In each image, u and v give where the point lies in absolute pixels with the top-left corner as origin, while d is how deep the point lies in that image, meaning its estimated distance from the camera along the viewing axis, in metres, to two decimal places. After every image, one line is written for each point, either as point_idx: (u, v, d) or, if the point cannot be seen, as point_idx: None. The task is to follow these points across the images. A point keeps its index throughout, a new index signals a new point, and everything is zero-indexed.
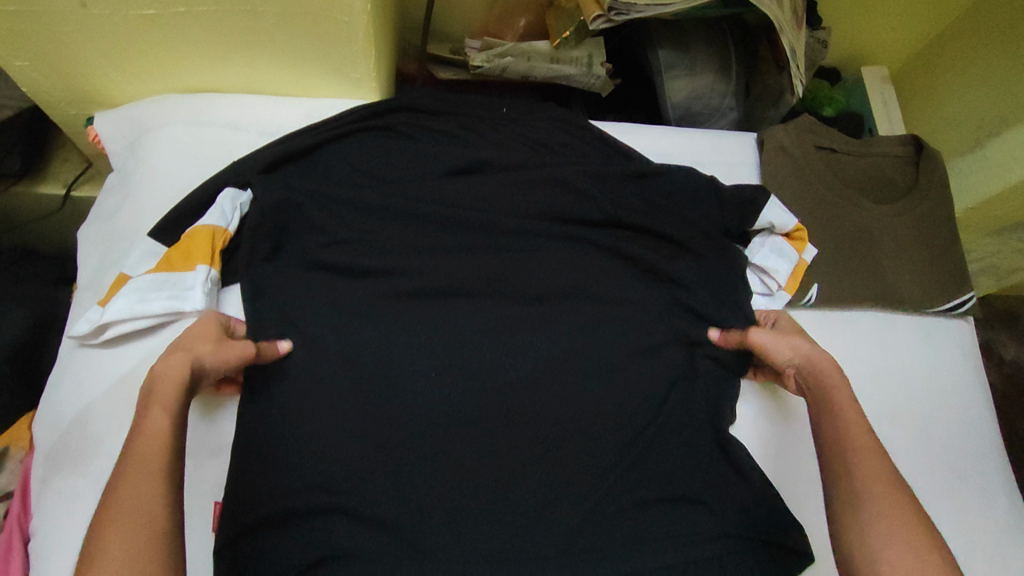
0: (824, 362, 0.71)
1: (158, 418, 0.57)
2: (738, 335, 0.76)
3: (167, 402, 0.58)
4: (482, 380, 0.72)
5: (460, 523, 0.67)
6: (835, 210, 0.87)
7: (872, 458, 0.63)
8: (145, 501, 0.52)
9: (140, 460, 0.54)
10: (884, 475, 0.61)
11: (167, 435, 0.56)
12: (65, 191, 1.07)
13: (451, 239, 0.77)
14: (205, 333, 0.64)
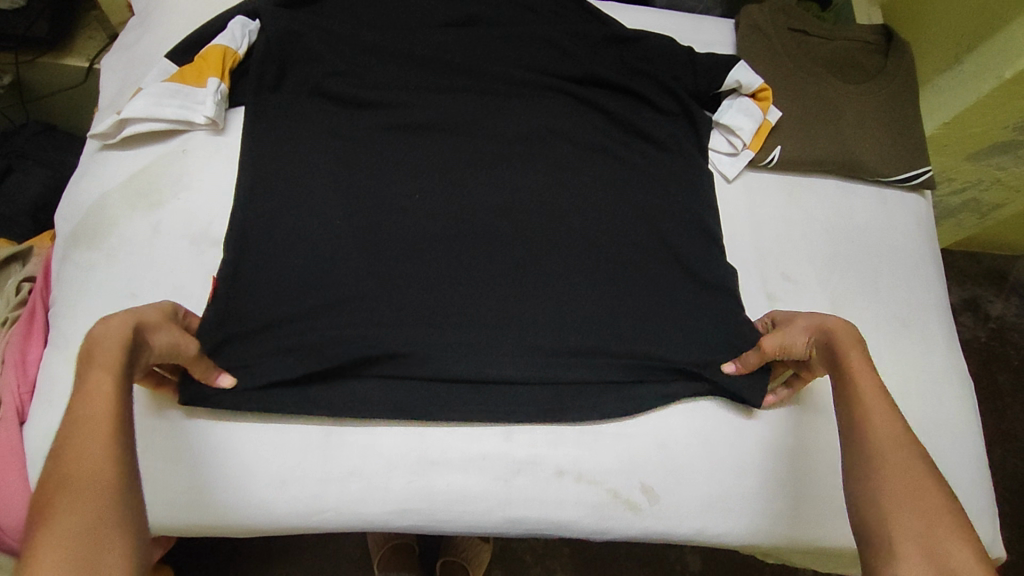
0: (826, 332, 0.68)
1: (100, 380, 0.51)
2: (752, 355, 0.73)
3: (109, 365, 0.52)
4: (463, 204, 0.79)
5: (433, 323, 0.73)
6: (804, 84, 0.93)
7: (896, 453, 0.57)
8: (90, 461, 0.46)
9: (84, 421, 0.48)
10: (908, 470, 0.55)
11: (115, 395, 0.50)
12: (88, 64, 1.15)
13: (442, 81, 0.84)
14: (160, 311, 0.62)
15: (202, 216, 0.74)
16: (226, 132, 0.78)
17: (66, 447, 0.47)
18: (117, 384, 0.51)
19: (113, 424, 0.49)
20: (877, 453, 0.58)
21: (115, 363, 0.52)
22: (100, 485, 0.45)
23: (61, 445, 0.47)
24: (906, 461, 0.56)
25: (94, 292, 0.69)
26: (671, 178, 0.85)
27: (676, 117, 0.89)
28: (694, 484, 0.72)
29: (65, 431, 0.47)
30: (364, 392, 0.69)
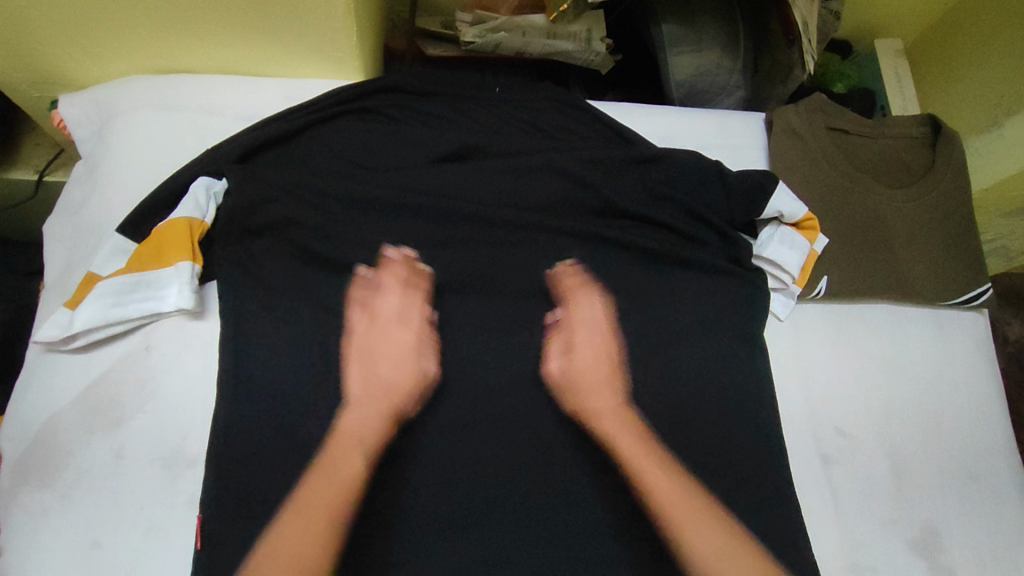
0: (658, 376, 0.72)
1: (355, 459, 0.60)
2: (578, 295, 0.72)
3: (366, 445, 0.61)
4: (473, 385, 0.67)
5: (440, 545, 0.61)
6: (847, 198, 0.83)
7: (666, 493, 0.62)
8: (298, 545, 0.54)
9: (313, 510, 0.56)
10: (687, 503, 0.62)
11: (354, 481, 0.59)
12: (37, 176, 1.01)
13: (441, 231, 0.72)
14: (405, 350, 0.66)
15: (173, 432, 0.62)
16: (203, 317, 0.67)
17: (282, 526, 0.56)
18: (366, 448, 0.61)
19: (333, 516, 0.57)
20: (668, 514, 0.61)
21: (367, 435, 0.61)
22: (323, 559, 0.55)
23: (284, 524, 0.56)
24: (705, 520, 0.62)
25: (50, 549, 0.58)
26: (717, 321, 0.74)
27: (707, 247, 0.78)
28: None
29: (314, 511, 0.56)
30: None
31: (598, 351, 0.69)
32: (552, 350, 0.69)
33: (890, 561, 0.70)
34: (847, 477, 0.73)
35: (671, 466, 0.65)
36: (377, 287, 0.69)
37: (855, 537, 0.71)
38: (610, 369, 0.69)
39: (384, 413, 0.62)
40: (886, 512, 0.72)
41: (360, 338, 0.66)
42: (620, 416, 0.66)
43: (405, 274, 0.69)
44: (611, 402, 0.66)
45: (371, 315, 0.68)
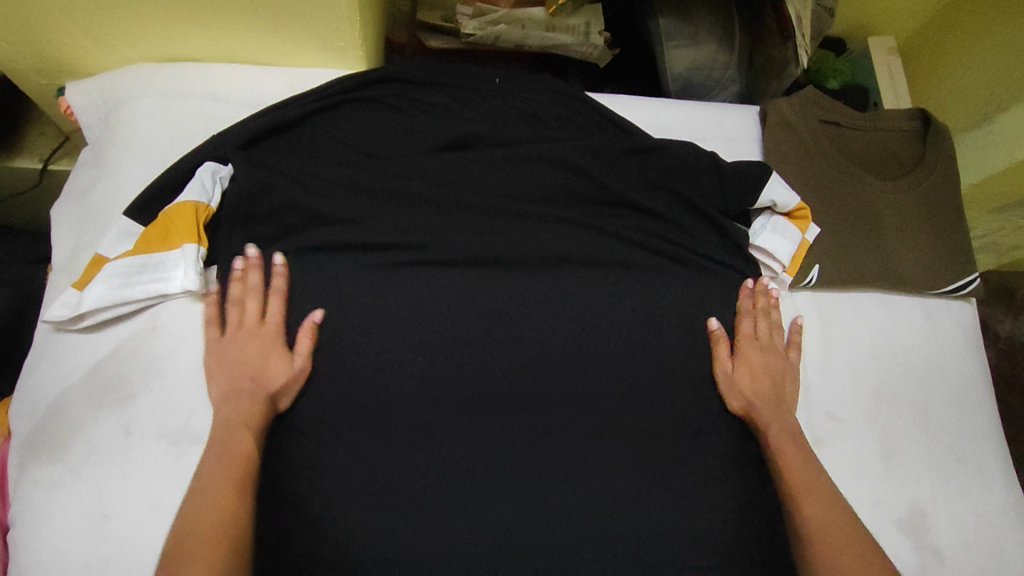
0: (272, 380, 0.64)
1: (242, 437, 0.60)
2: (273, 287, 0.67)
3: (250, 453, 0.60)
4: (472, 369, 0.70)
5: (441, 516, 0.65)
6: (839, 189, 0.85)
7: (798, 478, 0.67)
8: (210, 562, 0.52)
9: (214, 507, 0.56)
10: (836, 536, 0.63)
11: (227, 472, 0.58)
12: (42, 165, 1.02)
13: (443, 217, 0.74)
14: (266, 348, 0.65)
15: (180, 409, 0.64)
16: (208, 299, 0.68)
17: (204, 481, 0.57)
18: (257, 441, 0.61)
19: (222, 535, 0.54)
20: None
21: (249, 416, 0.62)
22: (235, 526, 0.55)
23: (190, 500, 0.57)
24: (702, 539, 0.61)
25: (61, 521, 0.60)
26: (710, 306, 0.77)
27: (703, 235, 0.80)
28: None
29: (197, 511, 0.55)
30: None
31: (758, 371, 0.75)
32: (300, 349, 0.66)
33: (876, 540, 0.73)
34: (836, 460, 0.75)
35: (809, 456, 0.70)
36: (229, 302, 0.66)
37: None
38: (766, 380, 0.75)
39: (260, 402, 0.63)
40: (874, 493, 0.75)
41: (217, 344, 0.65)
42: (767, 403, 0.73)
43: (240, 291, 0.66)
44: (746, 400, 0.73)
45: (222, 337, 0.66)
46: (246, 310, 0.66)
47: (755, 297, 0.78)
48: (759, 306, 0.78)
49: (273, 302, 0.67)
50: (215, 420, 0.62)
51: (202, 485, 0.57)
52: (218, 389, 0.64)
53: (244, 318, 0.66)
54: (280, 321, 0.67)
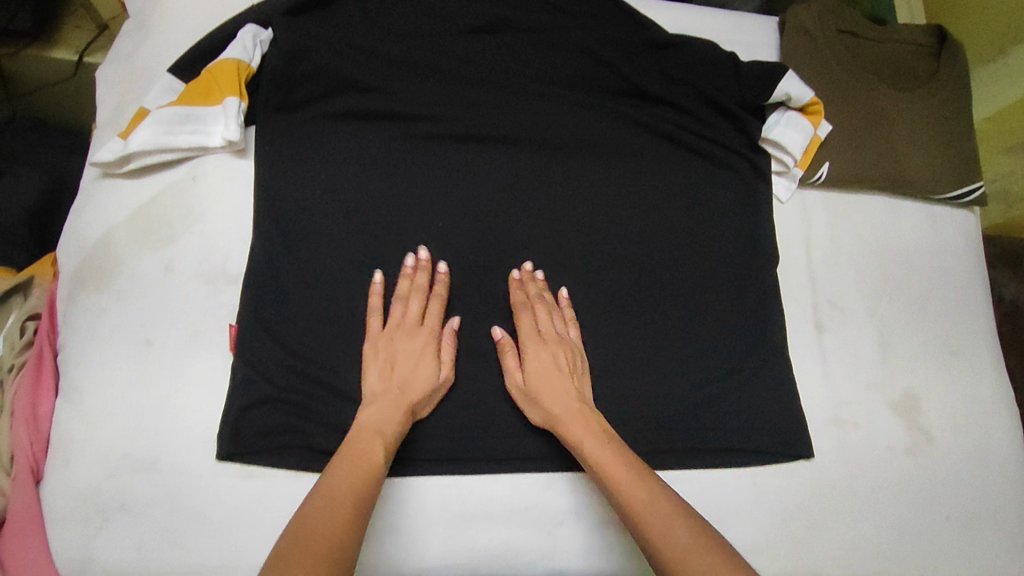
0: (545, 365, 0.67)
1: (340, 473, 0.56)
2: (534, 292, 0.71)
3: (376, 437, 0.60)
4: (495, 236, 0.74)
5: (461, 362, 0.70)
6: (853, 92, 0.86)
7: (622, 475, 0.60)
8: (327, 520, 0.51)
9: (336, 492, 0.53)
10: (666, 507, 0.57)
11: (374, 468, 0.57)
12: (77, 56, 1.06)
13: (469, 95, 0.77)
14: (422, 352, 0.66)
15: (218, 252, 0.69)
16: (247, 156, 0.72)
17: (327, 494, 0.53)
18: (387, 454, 0.59)
19: (355, 498, 0.54)
20: (607, 481, 0.60)
21: (386, 426, 0.61)
22: (355, 539, 0.51)
23: (312, 501, 0.53)
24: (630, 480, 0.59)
25: (107, 343, 0.64)
26: (721, 198, 0.81)
27: (718, 128, 0.82)
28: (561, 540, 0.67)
29: (327, 485, 0.54)
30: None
31: (555, 368, 0.67)
32: (509, 364, 0.68)
33: (868, 416, 0.77)
34: (835, 343, 0.79)
35: (641, 469, 0.60)
36: (396, 297, 0.68)
37: (837, 394, 0.77)
38: (564, 379, 0.67)
39: (403, 415, 0.63)
40: (869, 376, 0.78)
41: (382, 340, 0.66)
42: (583, 416, 0.65)
43: (404, 294, 0.68)
44: (574, 404, 0.65)
45: (381, 342, 0.66)
46: (409, 308, 0.67)
47: (540, 286, 0.71)
48: (530, 298, 0.71)
49: (412, 299, 0.68)
50: (352, 431, 0.61)
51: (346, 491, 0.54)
52: (370, 399, 0.63)
53: (404, 316, 0.67)
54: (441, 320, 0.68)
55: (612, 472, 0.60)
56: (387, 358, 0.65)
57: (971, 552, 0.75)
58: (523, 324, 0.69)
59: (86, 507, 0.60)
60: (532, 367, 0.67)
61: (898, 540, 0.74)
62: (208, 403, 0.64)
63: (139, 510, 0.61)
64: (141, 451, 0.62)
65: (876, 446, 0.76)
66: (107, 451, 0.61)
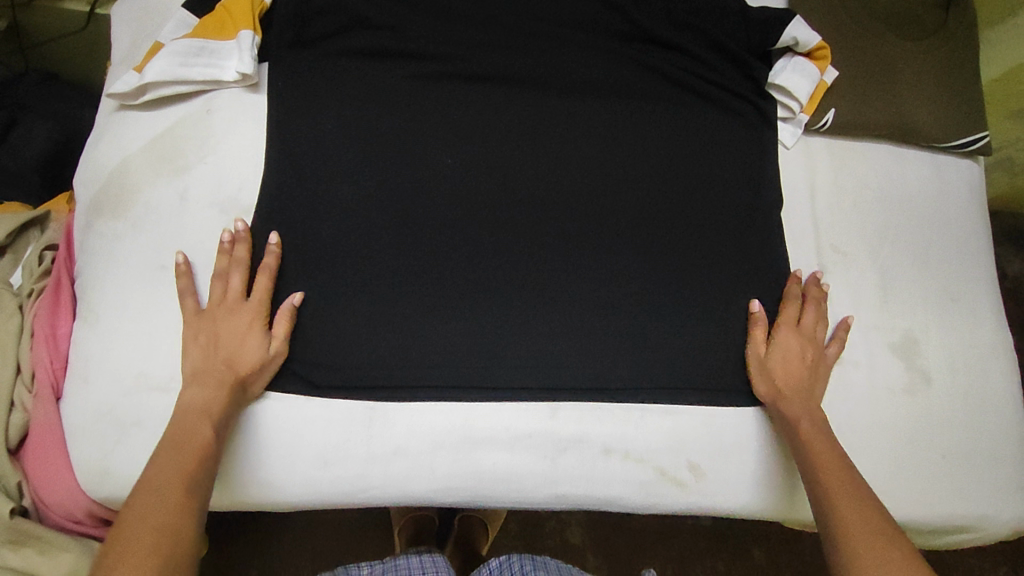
0: (790, 347, 0.73)
1: (204, 432, 0.59)
2: (811, 295, 0.76)
3: (207, 416, 0.60)
4: (502, 173, 0.75)
5: (469, 296, 0.70)
6: (857, 41, 0.85)
7: (835, 468, 0.65)
8: (148, 508, 0.52)
9: (163, 477, 0.55)
10: (847, 483, 0.64)
11: (202, 453, 0.58)
12: (89, 7, 1.05)
13: (477, 36, 0.78)
14: (247, 327, 0.64)
15: (230, 183, 0.70)
16: (258, 91, 0.73)
17: (152, 484, 0.54)
18: (216, 432, 0.60)
19: (187, 486, 0.55)
20: (812, 465, 0.66)
21: (213, 404, 0.61)
22: (184, 529, 0.53)
23: (138, 490, 0.54)
24: (841, 470, 0.65)
25: (123, 267, 0.66)
26: (727, 143, 0.81)
27: (725, 73, 0.82)
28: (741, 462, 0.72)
29: (149, 477, 0.55)
30: (393, 366, 0.67)
31: (798, 357, 0.73)
32: (756, 334, 0.73)
33: (868, 357, 0.78)
34: (837, 286, 0.80)
35: (850, 469, 0.66)
36: (216, 273, 0.65)
37: None
38: (803, 369, 0.72)
39: (226, 390, 0.61)
40: (870, 319, 0.79)
41: (204, 321, 0.64)
42: (802, 397, 0.71)
43: (224, 269, 0.65)
44: (804, 390, 0.71)
45: (198, 319, 0.64)
46: (228, 284, 0.64)
47: (817, 288, 0.76)
48: (810, 295, 0.76)
49: (233, 273, 0.65)
50: (179, 411, 0.60)
51: (175, 480, 0.55)
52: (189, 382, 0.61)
53: (224, 293, 0.65)
54: (264, 298, 0.65)
55: (820, 455, 0.66)
56: (211, 334, 0.63)
57: (967, 492, 0.76)
58: (790, 311, 0.74)
59: (102, 422, 0.62)
60: (779, 345, 0.73)
61: (893, 477, 0.75)
62: None
63: (154, 426, 0.62)
64: (156, 371, 0.63)
65: (876, 386, 0.77)
66: (122, 370, 0.63)
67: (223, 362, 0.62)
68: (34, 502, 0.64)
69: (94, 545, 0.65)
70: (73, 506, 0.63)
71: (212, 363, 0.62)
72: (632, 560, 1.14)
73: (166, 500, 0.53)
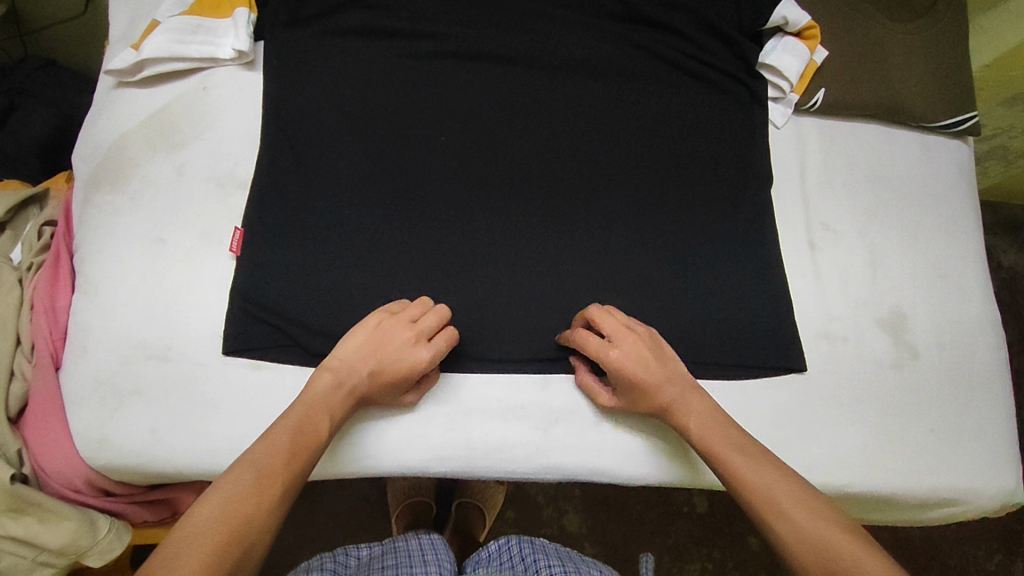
0: (641, 374, 0.64)
1: (321, 424, 0.59)
2: (608, 334, 0.66)
3: (326, 409, 0.60)
4: (495, 150, 0.76)
5: (462, 269, 0.71)
6: (845, 22, 0.86)
7: (747, 450, 0.61)
8: (238, 482, 0.50)
9: (264, 458, 0.53)
10: (770, 467, 0.59)
11: (305, 447, 0.56)
12: None
13: (470, 15, 0.79)
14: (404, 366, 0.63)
15: (227, 159, 0.71)
16: (255, 69, 0.74)
17: (252, 458, 0.53)
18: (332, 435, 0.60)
19: (284, 474, 0.53)
20: (710, 449, 0.62)
21: (336, 404, 0.61)
22: (263, 519, 0.49)
23: (235, 465, 0.52)
24: (752, 449, 0.61)
25: (121, 240, 0.67)
26: (718, 122, 0.82)
27: (716, 53, 0.83)
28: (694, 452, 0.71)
29: (243, 457, 0.53)
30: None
31: (653, 367, 0.65)
32: (592, 384, 0.68)
33: (857, 332, 0.79)
34: (827, 263, 0.81)
35: (763, 453, 0.60)
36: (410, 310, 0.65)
37: (827, 311, 0.79)
38: (655, 381, 0.65)
39: (347, 399, 0.62)
40: (859, 295, 0.80)
41: (378, 331, 0.64)
42: (691, 398, 0.65)
43: (416, 312, 0.65)
44: (677, 391, 0.65)
45: (378, 327, 0.64)
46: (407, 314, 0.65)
47: (614, 329, 0.66)
48: (602, 345, 0.65)
49: (429, 315, 0.65)
50: (308, 395, 0.60)
51: (276, 466, 0.53)
52: (328, 370, 0.62)
53: (404, 324, 0.64)
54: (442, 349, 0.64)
55: (717, 440, 0.62)
56: (388, 354, 0.63)
57: (956, 465, 0.77)
58: (600, 350, 0.65)
59: (101, 391, 0.63)
60: (626, 364, 0.64)
61: (882, 450, 0.76)
62: (216, 300, 0.67)
63: (151, 395, 0.64)
64: (155, 341, 0.65)
65: (864, 360, 0.78)
66: (121, 340, 0.64)
67: (366, 378, 0.62)
68: (33, 471, 0.65)
69: (94, 513, 0.66)
70: (73, 476, 0.64)
71: (349, 375, 0.62)
72: (628, 546, 1.15)
73: (260, 480, 0.51)
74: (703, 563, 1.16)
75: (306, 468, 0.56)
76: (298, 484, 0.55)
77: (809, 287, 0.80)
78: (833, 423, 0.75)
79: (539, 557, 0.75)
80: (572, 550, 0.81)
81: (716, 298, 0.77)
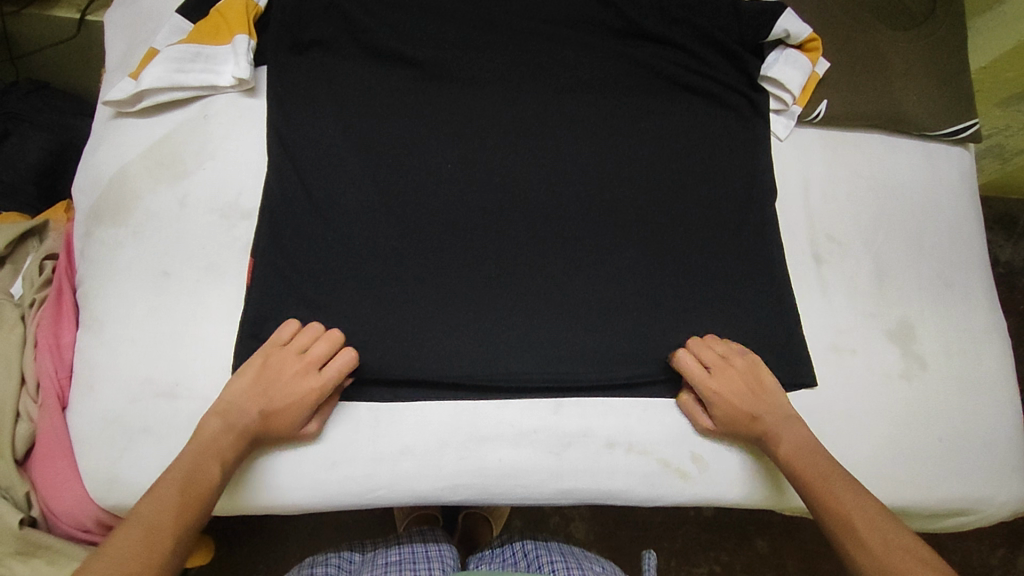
0: (738, 396, 0.69)
1: (212, 469, 0.59)
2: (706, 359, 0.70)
3: (218, 455, 0.59)
4: (499, 171, 0.75)
5: (470, 294, 0.71)
6: (847, 32, 0.86)
7: (838, 481, 0.64)
8: (126, 543, 0.51)
9: (152, 515, 0.54)
10: (863, 501, 0.62)
11: (193, 495, 0.56)
12: (79, 16, 1.04)
13: (470, 36, 0.78)
14: (298, 398, 0.62)
15: (230, 188, 0.70)
16: (256, 95, 0.73)
17: (137, 515, 0.53)
18: (225, 479, 0.59)
19: (176, 528, 0.54)
20: (804, 477, 0.66)
21: (227, 447, 0.60)
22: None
23: (120, 526, 0.53)
24: (845, 480, 0.64)
25: (125, 275, 0.66)
26: (721, 137, 0.82)
27: (718, 68, 0.83)
28: (711, 471, 0.71)
29: (130, 514, 0.54)
30: (398, 366, 0.68)
31: (746, 388, 0.69)
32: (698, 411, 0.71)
33: (865, 344, 0.79)
34: (834, 276, 0.81)
35: (853, 482, 0.64)
36: (300, 341, 0.65)
37: (836, 324, 0.79)
38: (750, 401, 0.69)
39: (237, 438, 0.61)
40: (866, 307, 0.80)
41: (267, 365, 0.63)
42: (788, 423, 0.69)
43: (307, 341, 0.65)
44: (772, 414, 0.69)
45: (266, 363, 0.63)
46: (298, 344, 0.64)
47: (714, 354, 0.71)
48: (701, 369, 0.70)
49: (319, 343, 0.64)
50: (195, 442, 0.59)
51: (164, 523, 0.54)
52: (214, 415, 0.61)
53: (296, 355, 0.64)
54: (336, 377, 0.64)
55: (808, 468, 0.66)
56: (278, 388, 0.62)
57: (964, 474, 0.77)
58: (700, 371, 0.70)
59: (109, 431, 0.63)
60: (723, 385, 0.68)
61: (895, 463, 0.76)
62: (222, 333, 0.66)
63: (160, 432, 0.63)
64: (163, 377, 0.64)
65: (874, 372, 0.78)
66: (127, 377, 0.64)
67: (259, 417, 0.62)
68: (42, 513, 0.64)
69: None
70: (81, 516, 0.63)
71: (239, 414, 0.62)
72: (635, 554, 1.15)
73: (147, 538, 0.52)
74: (710, 567, 1.16)
75: (197, 517, 0.56)
76: (190, 536, 0.55)
77: (817, 302, 0.80)
78: (845, 437, 0.75)
79: (542, 554, 0.79)
80: (577, 548, 0.83)
81: (726, 315, 0.76)
